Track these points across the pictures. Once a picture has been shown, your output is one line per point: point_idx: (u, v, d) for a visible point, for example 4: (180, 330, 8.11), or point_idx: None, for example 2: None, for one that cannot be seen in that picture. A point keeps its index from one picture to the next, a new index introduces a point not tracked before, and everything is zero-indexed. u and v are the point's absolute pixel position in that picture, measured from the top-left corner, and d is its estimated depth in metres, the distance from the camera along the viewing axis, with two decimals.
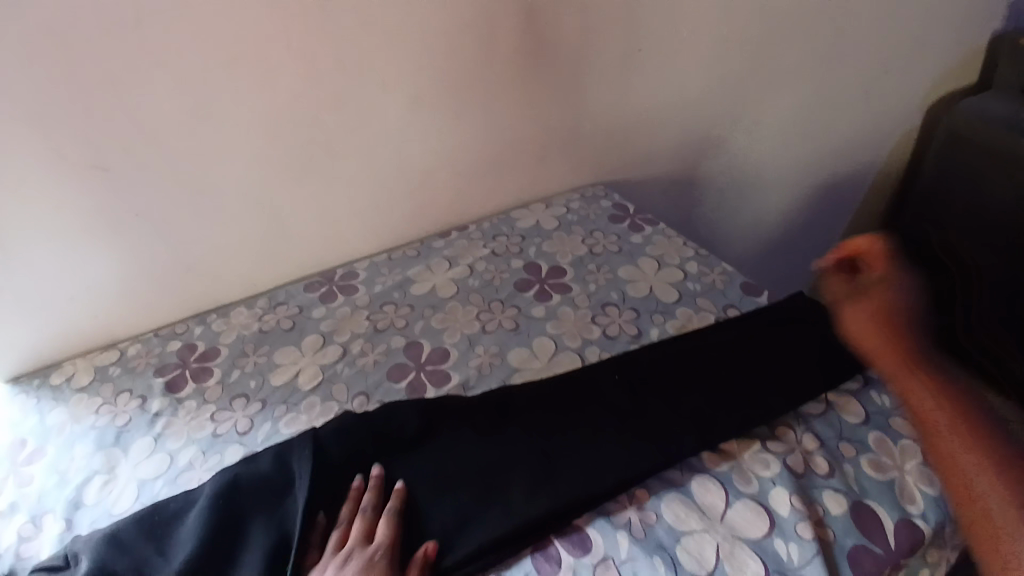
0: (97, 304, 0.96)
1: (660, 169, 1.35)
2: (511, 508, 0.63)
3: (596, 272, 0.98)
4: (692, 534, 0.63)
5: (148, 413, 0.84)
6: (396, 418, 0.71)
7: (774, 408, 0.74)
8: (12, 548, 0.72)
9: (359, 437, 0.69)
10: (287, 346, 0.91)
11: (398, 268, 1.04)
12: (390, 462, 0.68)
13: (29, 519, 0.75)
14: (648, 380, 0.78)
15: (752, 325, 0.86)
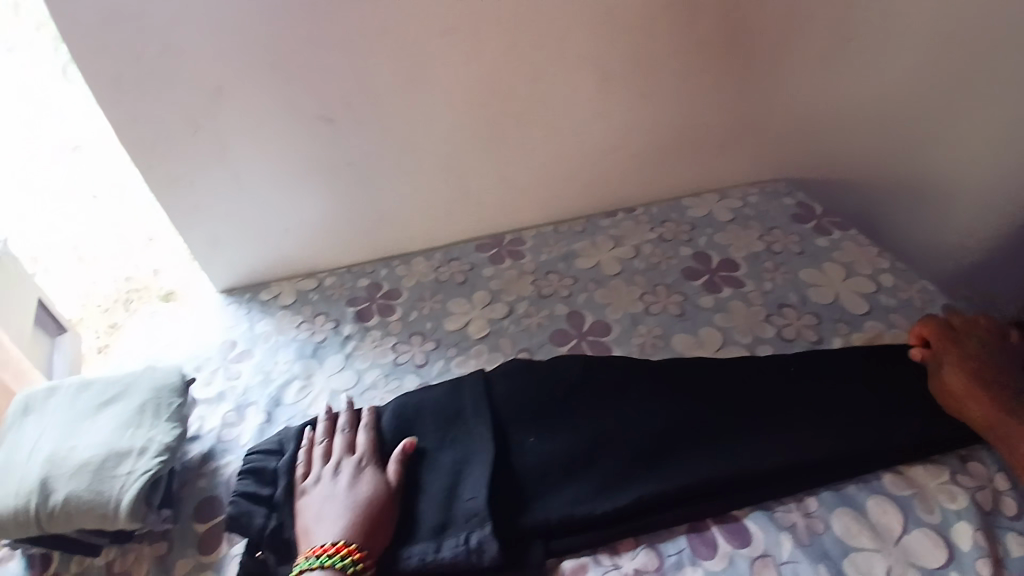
0: (302, 238, 1.11)
1: (856, 169, 1.23)
2: (669, 483, 0.65)
3: (772, 271, 0.93)
4: (861, 551, 0.60)
5: (340, 334, 0.98)
6: (558, 372, 0.75)
7: (957, 440, 0.69)
8: (216, 430, 0.86)
9: (522, 383, 0.74)
10: (459, 297, 1.00)
11: (564, 240, 1.07)
12: (550, 410, 0.72)
13: (234, 408, 0.88)
14: (821, 385, 0.74)
15: None
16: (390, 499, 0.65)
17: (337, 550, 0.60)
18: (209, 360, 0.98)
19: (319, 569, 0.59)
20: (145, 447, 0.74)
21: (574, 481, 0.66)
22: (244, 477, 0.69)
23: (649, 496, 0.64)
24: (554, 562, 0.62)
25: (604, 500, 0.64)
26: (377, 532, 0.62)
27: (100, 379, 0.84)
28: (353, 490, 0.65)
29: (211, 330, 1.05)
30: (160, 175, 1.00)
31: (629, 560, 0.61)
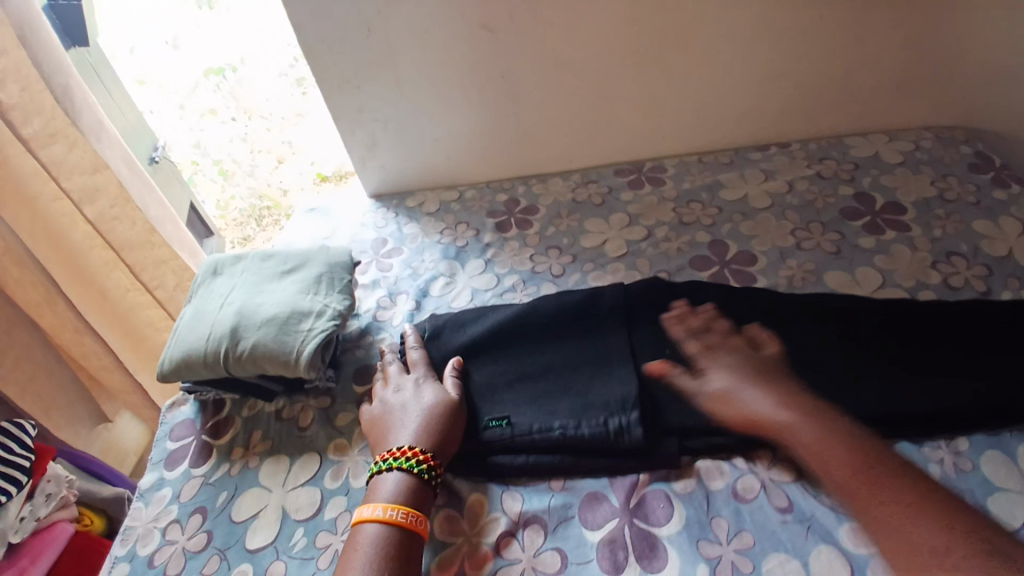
0: (450, 150, 1.18)
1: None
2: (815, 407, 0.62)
3: (944, 219, 0.85)
4: (1006, 492, 0.57)
5: (480, 242, 1.03)
6: (698, 293, 0.76)
7: None
8: (371, 311, 0.95)
9: (660, 298, 0.76)
10: (596, 218, 1.01)
11: (709, 171, 1.05)
12: (690, 326, 0.73)
13: (387, 295, 0.97)
14: (990, 332, 0.67)
15: None
16: (455, 410, 0.68)
17: (406, 453, 0.62)
18: (364, 253, 1.08)
19: (388, 471, 0.62)
20: (322, 311, 0.85)
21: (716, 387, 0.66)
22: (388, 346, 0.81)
23: (794, 413, 0.62)
24: (690, 462, 0.63)
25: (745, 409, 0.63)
26: (447, 441, 0.66)
27: (281, 253, 0.97)
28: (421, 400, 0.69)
29: (364, 229, 1.15)
30: (333, 81, 1.10)
31: (764, 468, 0.61)
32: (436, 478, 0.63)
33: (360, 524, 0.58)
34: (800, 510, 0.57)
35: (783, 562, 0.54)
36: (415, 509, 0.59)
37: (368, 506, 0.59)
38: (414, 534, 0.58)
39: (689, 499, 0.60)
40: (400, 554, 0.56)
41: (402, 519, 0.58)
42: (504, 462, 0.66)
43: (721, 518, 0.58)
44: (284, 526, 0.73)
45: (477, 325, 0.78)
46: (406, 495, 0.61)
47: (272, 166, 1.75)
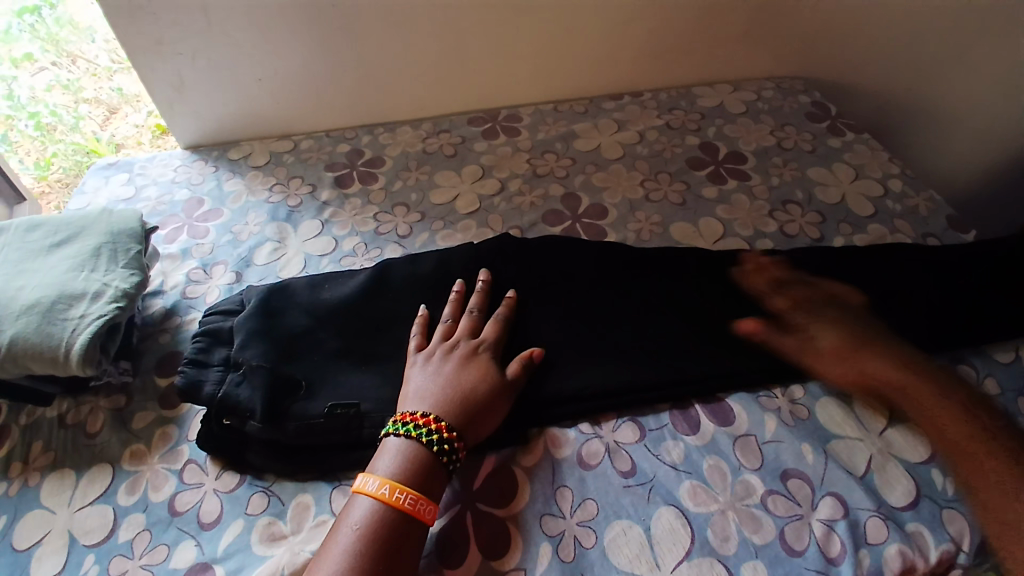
0: (280, 93, 1.01)
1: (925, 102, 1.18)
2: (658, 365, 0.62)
3: (781, 167, 0.88)
4: (843, 438, 0.58)
5: (316, 200, 0.90)
6: (551, 252, 0.72)
7: (950, 339, 0.65)
8: (178, 288, 0.79)
9: (512, 253, 0.71)
10: (447, 170, 0.93)
11: (565, 120, 1.00)
12: (548, 292, 0.68)
13: (200, 266, 0.82)
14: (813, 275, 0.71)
15: (943, 252, 0.74)
16: (498, 387, 0.58)
17: (424, 421, 0.53)
18: (174, 217, 0.90)
19: (406, 437, 0.53)
20: (100, 293, 0.68)
21: (573, 356, 0.63)
22: (197, 341, 0.65)
23: (646, 374, 0.61)
24: (540, 433, 0.59)
25: (600, 374, 0.61)
26: (477, 419, 0.55)
27: (51, 220, 0.77)
28: (442, 355, 0.59)
29: (175, 187, 0.96)
30: (121, 3, 0.88)
31: (609, 430, 0.59)
32: (453, 458, 0.53)
33: (359, 497, 0.50)
34: (641, 473, 0.56)
35: (625, 529, 0.52)
36: (417, 491, 0.50)
37: (373, 477, 0.50)
38: (418, 526, 0.49)
39: (538, 477, 0.56)
40: (381, 538, 0.47)
41: (410, 507, 0.49)
42: (335, 459, 0.58)
43: (567, 488, 0.55)
44: (71, 554, 0.57)
45: (312, 299, 0.68)
46: (414, 471, 0.51)
47: (103, 117, 1.23)
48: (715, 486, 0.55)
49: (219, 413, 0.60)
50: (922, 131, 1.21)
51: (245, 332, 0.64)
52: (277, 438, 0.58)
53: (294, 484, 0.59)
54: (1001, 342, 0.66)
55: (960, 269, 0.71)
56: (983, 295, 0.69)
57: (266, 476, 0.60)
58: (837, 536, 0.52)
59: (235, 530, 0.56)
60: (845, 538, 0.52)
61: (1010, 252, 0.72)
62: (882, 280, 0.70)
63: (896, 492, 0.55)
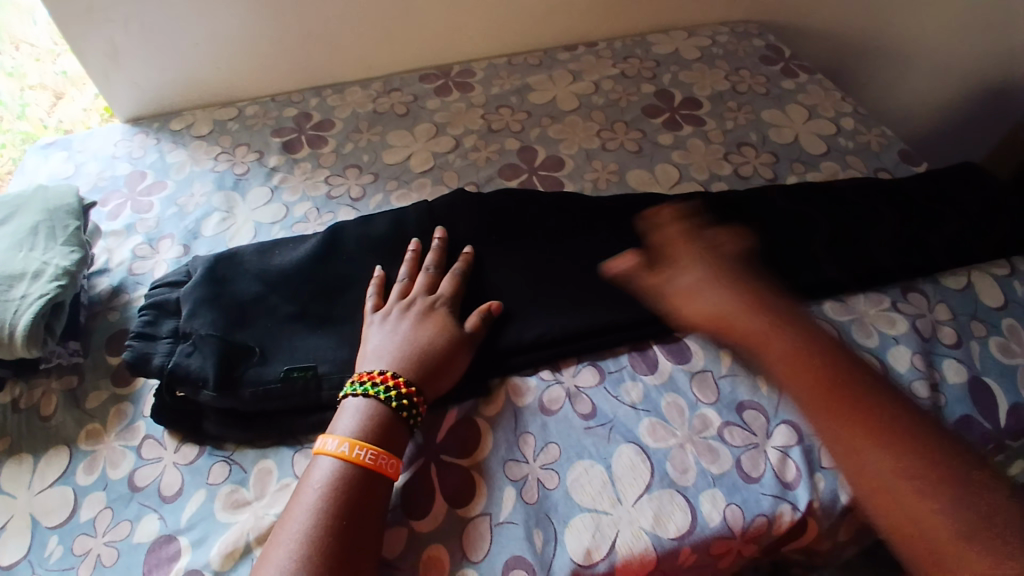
0: (219, 58, 0.96)
1: (876, 45, 1.18)
2: (612, 310, 0.62)
3: (736, 111, 0.88)
4: None
5: (265, 167, 0.87)
6: (506, 204, 0.71)
7: (897, 269, 0.67)
8: (124, 265, 0.76)
9: (467, 207, 0.70)
10: (399, 130, 0.90)
11: (518, 73, 0.97)
12: (504, 245, 0.67)
13: (146, 241, 0.78)
14: (767, 215, 0.71)
15: (893, 186, 0.75)
16: (455, 341, 0.57)
17: (384, 380, 0.52)
18: (115, 192, 0.86)
19: (364, 396, 0.52)
20: (40, 271, 0.65)
21: (531, 306, 0.62)
22: (143, 314, 0.63)
23: (605, 319, 0.61)
24: (503, 382, 0.59)
25: (560, 321, 0.61)
26: (435, 375, 0.55)
27: None
28: (399, 314, 0.59)
29: (115, 162, 0.91)
30: None
31: (570, 376, 0.59)
32: (415, 414, 0.53)
33: (321, 458, 0.49)
34: (602, 414, 0.57)
35: (587, 469, 0.53)
36: (378, 448, 0.49)
37: (334, 437, 0.50)
38: (381, 480, 0.49)
39: (500, 421, 0.56)
40: (342, 501, 0.47)
41: (371, 462, 0.49)
42: (295, 422, 0.58)
43: (530, 434, 0.56)
44: (34, 536, 0.55)
45: (265, 266, 0.66)
46: (374, 429, 0.51)
47: (49, 102, 1.07)
48: (673, 422, 0.56)
49: (170, 385, 0.58)
50: (874, 70, 1.23)
51: (192, 302, 0.62)
52: (232, 405, 0.57)
53: (256, 450, 0.58)
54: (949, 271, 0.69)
55: (907, 203, 0.73)
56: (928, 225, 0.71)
57: (226, 445, 0.59)
58: (792, 461, 0.53)
59: (197, 500, 0.55)
60: (800, 462, 0.53)
61: (950, 187, 0.75)
62: (835, 218, 0.71)
63: None
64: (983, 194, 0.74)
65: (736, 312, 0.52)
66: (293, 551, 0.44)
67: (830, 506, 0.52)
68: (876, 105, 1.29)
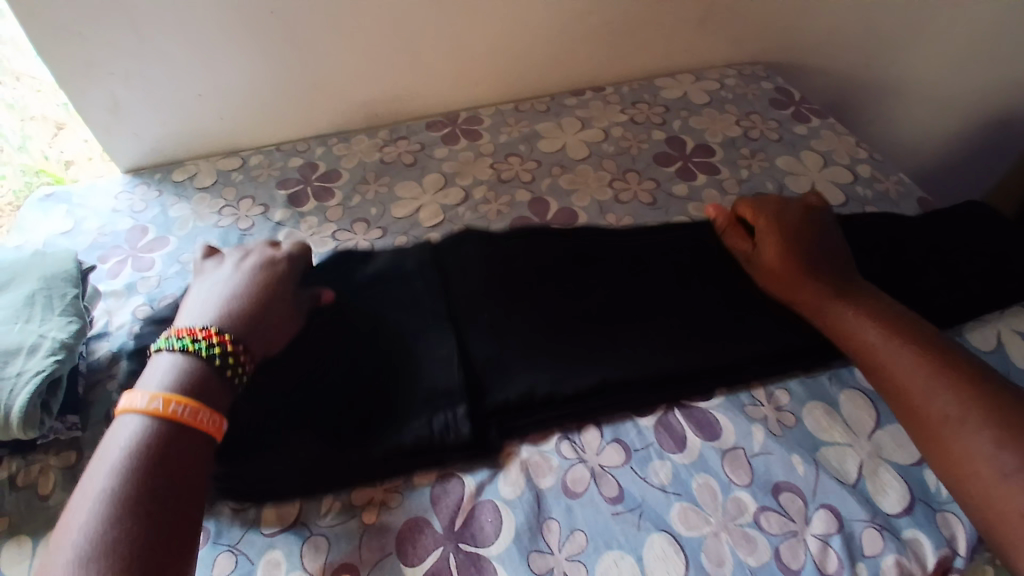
0: (224, 109, 0.95)
1: (881, 83, 1.19)
2: (621, 365, 0.61)
3: (749, 158, 0.86)
4: (833, 445, 0.57)
5: (270, 221, 0.85)
6: (510, 258, 0.71)
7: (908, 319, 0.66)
8: (124, 329, 0.73)
9: (472, 264, 0.70)
10: (407, 180, 0.89)
11: (526, 120, 0.96)
12: (511, 297, 0.67)
13: (147, 303, 0.76)
14: None
15: (910, 239, 0.74)
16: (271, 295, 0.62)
17: (202, 336, 0.56)
18: (116, 249, 0.84)
19: (181, 351, 0.55)
20: (37, 346, 0.63)
21: (536, 362, 0.61)
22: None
23: (608, 378, 0.60)
24: (505, 442, 0.58)
25: (565, 379, 0.60)
26: (266, 332, 0.59)
27: None
28: (241, 266, 0.66)
29: (117, 216, 0.89)
30: (42, 23, 0.81)
31: (593, 454, 0.57)
32: (239, 371, 0.56)
33: (131, 411, 0.52)
34: (630, 497, 0.54)
35: (616, 561, 0.50)
36: (196, 404, 0.52)
37: (141, 390, 0.53)
38: (197, 434, 0.52)
39: (520, 504, 0.54)
40: (155, 456, 0.49)
41: (188, 418, 0.51)
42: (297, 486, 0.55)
43: (554, 521, 0.53)
44: None
45: None
46: (192, 384, 0.54)
47: (49, 133, 1.05)
48: (706, 506, 0.53)
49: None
50: (880, 107, 1.23)
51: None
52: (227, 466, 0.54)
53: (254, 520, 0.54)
54: (964, 322, 0.67)
55: (927, 258, 0.72)
56: (942, 280, 0.69)
57: (231, 531, 0.54)
58: (832, 551, 0.50)
59: None
60: (841, 552, 0.50)
61: (962, 232, 0.74)
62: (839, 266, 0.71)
63: (890, 499, 0.54)
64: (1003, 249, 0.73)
65: (806, 281, 0.64)
66: (102, 499, 0.47)
67: None
68: (883, 140, 1.28)
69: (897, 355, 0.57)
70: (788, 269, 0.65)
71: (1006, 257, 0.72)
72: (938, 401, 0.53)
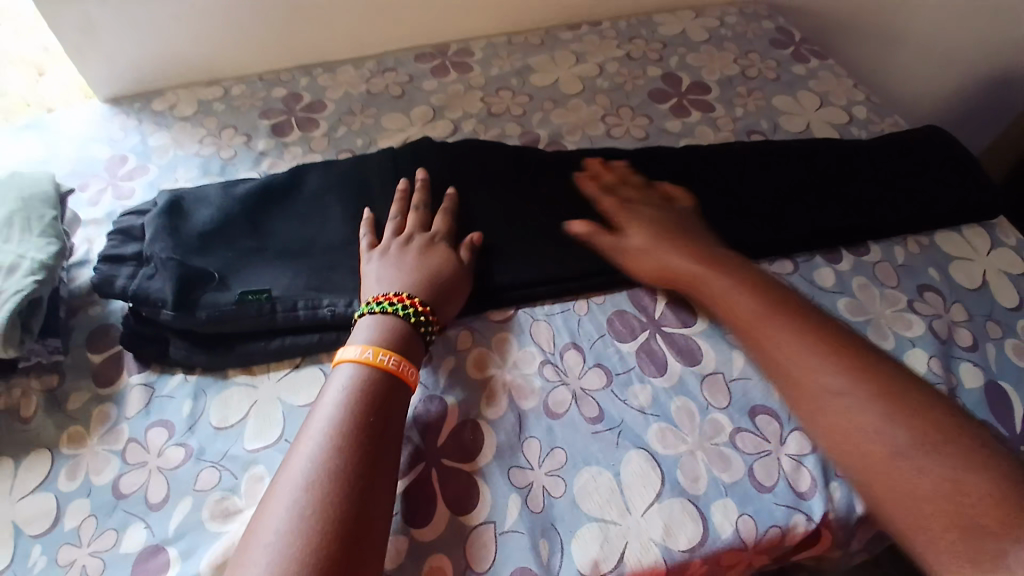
0: (203, 33, 0.91)
1: (886, 28, 1.15)
2: (572, 257, 0.64)
3: (746, 97, 0.84)
4: None
5: (252, 151, 0.83)
6: (481, 157, 0.72)
7: (853, 229, 0.68)
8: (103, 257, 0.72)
9: (443, 161, 0.71)
10: (394, 112, 0.86)
11: (519, 53, 0.93)
12: (477, 189, 0.69)
13: None
14: (730, 164, 0.73)
15: (896, 173, 0.73)
16: (462, 274, 0.60)
17: (400, 300, 0.55)
18: (93, 178, 0.81)
19: (382, 314, 0.54)
20: (14, 266, 0.61)
21: (492, 251, 0.64)
22: (110, 239, 0.66)
23: (550, 269, 0.63)
24: (457, 325, 0.61)
25: (510, 267, 0.63)
26: (452, 298, 0.59)
27: None
28: (400, 240, 0.62)
29: (95, 145, 0.86)
30: None
31: (576, 377, 0.57)
32: (431, 329, 0.56)
33: (341, 365, 0.51)
34: (609, 418, 0.55)
35: (594, 476, 0.51)
36: (399, 355, 0.52)
37: (352, 346, 0.52)
38: (402, 385, 0.51)
39: (501, 424, 0.54)
40: (372, 402, 0.49)
41: (394, 368, 0.51)
42: (255, 347, 0.61)
43: (534, 439, 0.53)
44: (17, 549, 0.53)
45: (244, 238, 0.66)
46: (399, 342, 0.53)
47: (30, 82, 1.01)
48: (684, 427, 0.54)
49: (134, 305, 0.61)
50: (883, 55, 1.20)
51: (153, 229, 0.65)
52: (192, 326, 0.61)
53: (219, 374, 0.61)
54: (912, 233, 0.70)
55: (905, 191, 0.71)
56: (914, 213, 0.70)
57: (216, 451, 0.56)
58: (806, 470, 0.52)
59: (185, 507, 0.53)
60: (814, 471, 0.52)
61: (928, 156, 0.75)
62: (803, 174, 0.72)
63: None
64: (988, 197, 0.72)
65: (691, 262, 0.60)
66: (312, 460, 0.45)
67: (845, 517, 0.51)
68: (884, 90, 1.26)
69: (840, 386, 0.49)
70: (659, 251, 0.62)
71: (988, 206, 0.72)
72: (831, 385, 0.49)
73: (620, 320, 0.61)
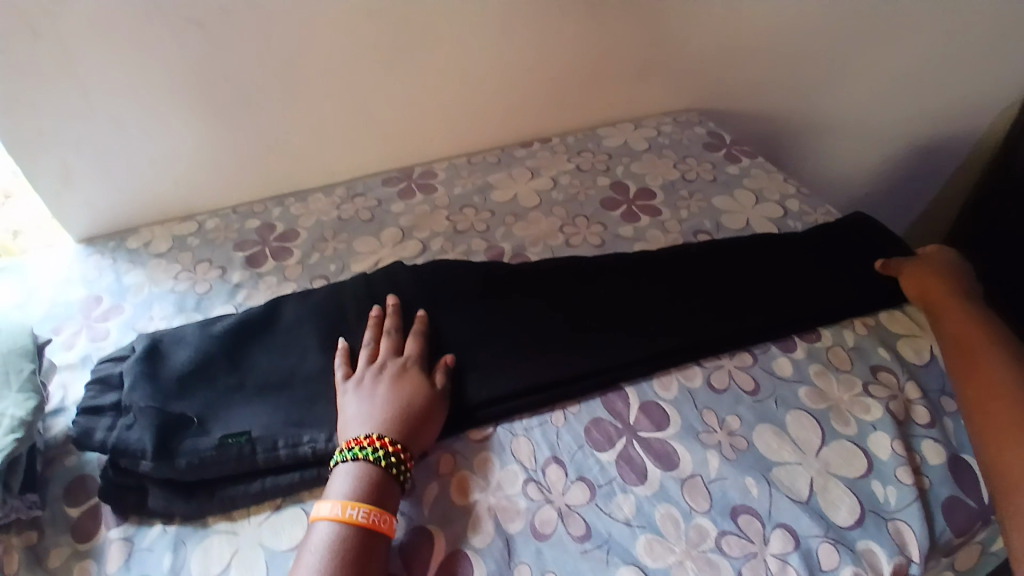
0: (179, 173, 0.96)
1: (803, 122, 1.29)
2: (544, 368, 0.67)
3: (688, 199, 0.92)
4: (784, 465, 0.60)
5: (228, 284, 0.85)
6: (450, 277, 0.76)
7: (803, 317, 0.73)
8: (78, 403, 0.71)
9: (413, 284, 0.75)
10: (365, 236, 0.91)
11: (479, 172, 1.01)
12: (447, 309, 0.72)
13: None
14: (681, 264, 0.79)
15: (831, 260, 0.80)
16: (436, 400, 0.62)
17: (372, 444, 0.56)
18: (67, 321, 0.82)
19: (354, 460, 0.55)
20: None
21: (465, 370, 0.66)
22: (88, 389, 0.66)
23: (523, 382, 0.65)
24: (438, 449, 0.62)
25: (485, 384, 0.65)
26: (427, 427, 0.60)
27: None
28: (375, 370, 0.64)
29: (69, 287, 0.87)
30: None
31: (559, 493, 0.58)
32: (406, 470, 0.56)
33: (317, 523, 0.52)
34: (597, 534, 0.55)
35: None
36: (372, 506, 0.53)
37: (326, 502, 0.53)
38: (376, 537, 0.52)
39: (489, 551, 0.54)
40: (348, 563, 0.49)
41: (365, 520, 0.52)
42: (235, 491, 0.60)
43: (524, 566, 0.53)
44: None
45: (223, 378, 0.67)
46: (371, 489, 0.54)
47: None
48: (669, 535, 0.55)
49: (112, 458, 0.60)
50: (805, 146, 1.33)
51: (132, 376, 0.65)
52: (172, 475, 0.60)
53: (199, 523, 0.60)
54: (858, 316, 0.75)
55: (842, 276, 0.78)
56: (854, 296, 0.76)
57: None
58: (792, 569, 0.53)
59: None
60: (800, 570, 0.53)
61: (858, 241, 0.83)
62: (749, 269, 0.78)
63: (842, 512, 0.57)
64: None
65: (989, 353, 0.64)
66: None
67: None
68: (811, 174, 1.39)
69: None
70: (982, 345, 0.66)
71: None
72: None
73: (596, 429, 0.63)
